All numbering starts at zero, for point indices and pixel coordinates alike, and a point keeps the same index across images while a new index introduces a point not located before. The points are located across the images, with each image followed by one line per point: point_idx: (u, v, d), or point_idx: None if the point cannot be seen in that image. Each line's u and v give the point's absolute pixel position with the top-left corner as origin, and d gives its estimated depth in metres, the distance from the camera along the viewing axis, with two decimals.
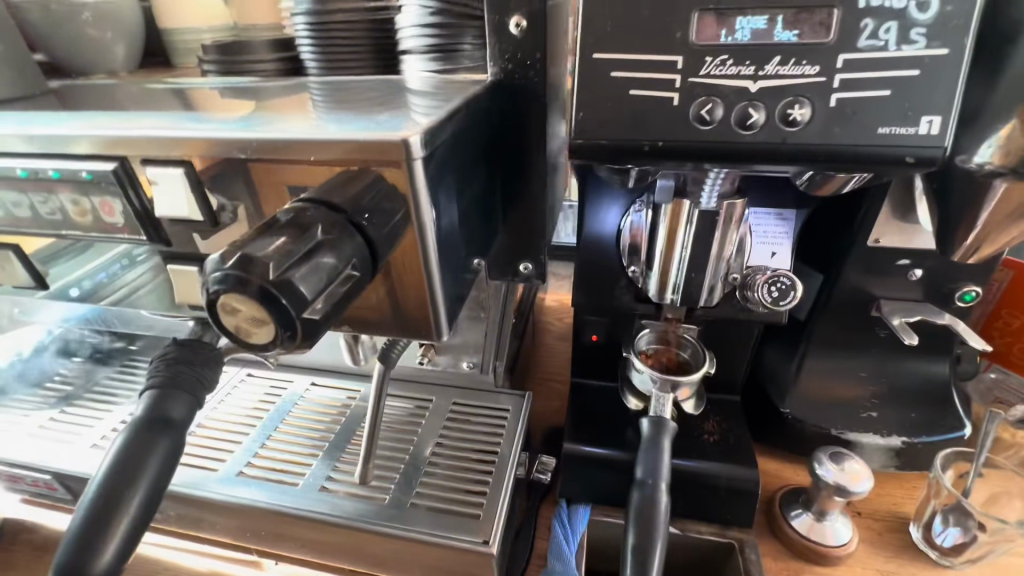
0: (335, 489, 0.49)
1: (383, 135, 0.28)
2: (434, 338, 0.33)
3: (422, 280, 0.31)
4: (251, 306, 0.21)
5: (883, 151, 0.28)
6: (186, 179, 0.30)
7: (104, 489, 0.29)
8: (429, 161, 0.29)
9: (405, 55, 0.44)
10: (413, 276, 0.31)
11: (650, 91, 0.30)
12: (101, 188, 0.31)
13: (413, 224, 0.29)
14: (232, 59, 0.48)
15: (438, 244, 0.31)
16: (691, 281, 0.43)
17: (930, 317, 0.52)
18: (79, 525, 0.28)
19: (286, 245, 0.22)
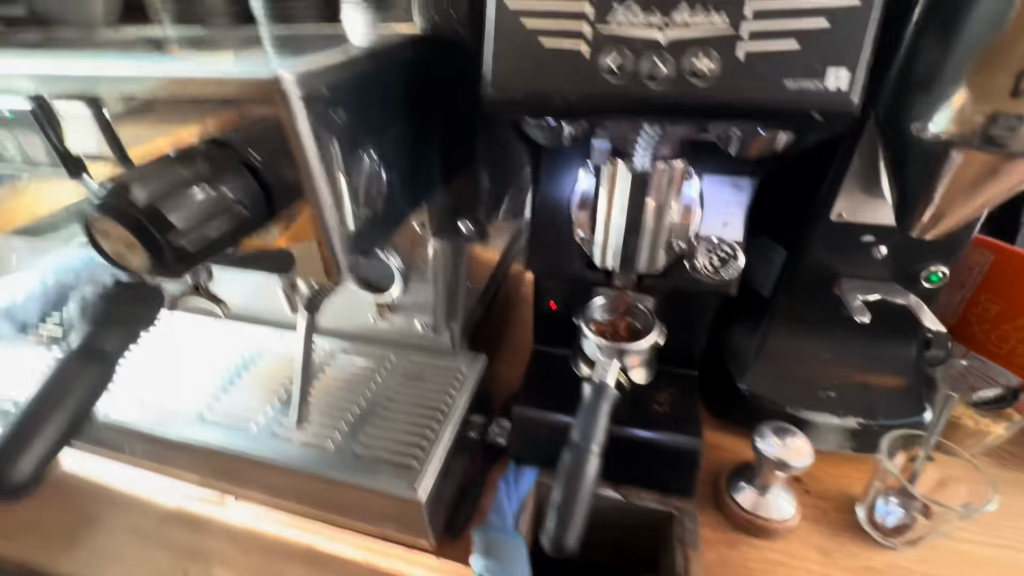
0: (286, 434, 0.51)
1: (263, 72, 0.30)
2: (339, 279, 0.37)
3: (320, 223, 0.34)
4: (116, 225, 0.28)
5: (789, 105, 0.28)
6: (94, 119, 0.35)
7: (34, 408, 0.33)
8: (312, 101, 0.31)
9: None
10: (309, 217, 0.34)
11: (561, 41, 0.29)
12: (26, 123, 0.37)
13: (300, 163, 0.32)
14: (192, 9, 0.49)
15: (335, 189, 0.34)
16: (630, 247, 0.42)
17: (890, 296, 0.50)
18: (7, 437, 0.32)
19: (177, 186, 0.33)
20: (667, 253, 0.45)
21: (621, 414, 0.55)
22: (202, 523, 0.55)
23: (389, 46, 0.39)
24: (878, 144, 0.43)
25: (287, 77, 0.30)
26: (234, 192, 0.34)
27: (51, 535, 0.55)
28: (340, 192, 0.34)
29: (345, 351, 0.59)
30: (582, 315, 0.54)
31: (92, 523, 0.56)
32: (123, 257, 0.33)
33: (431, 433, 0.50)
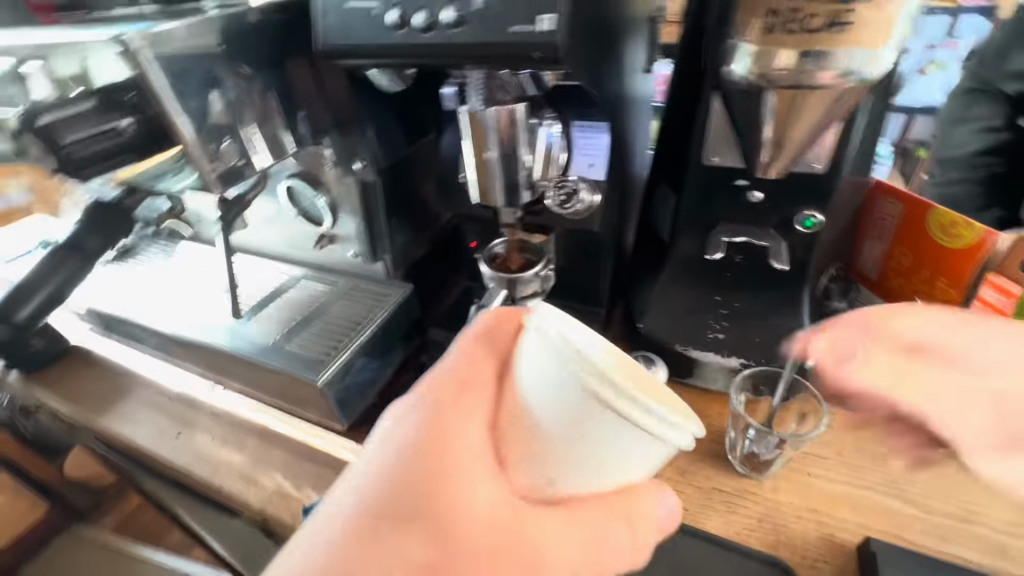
0: (246, 333, 0.65)
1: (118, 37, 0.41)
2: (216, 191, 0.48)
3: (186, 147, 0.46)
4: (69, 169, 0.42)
5: (517, 47, 0.33)
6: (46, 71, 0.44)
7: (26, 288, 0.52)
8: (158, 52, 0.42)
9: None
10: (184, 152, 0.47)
11: (362, 3, 0.37)
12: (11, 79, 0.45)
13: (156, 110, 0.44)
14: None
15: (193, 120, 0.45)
16: (485, 185, 0.49)
17: (753, 239, 0.53)
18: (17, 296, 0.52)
19: (83, 115, 0.43)
20: (529, 190, 0.50)
21: None
22: (197, 403, 0.71)
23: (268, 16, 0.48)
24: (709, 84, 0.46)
25: (133, 39, 0.41)
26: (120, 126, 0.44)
27: (99, 401, 0.75)
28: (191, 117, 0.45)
29: (305, 277, 0.72)
30: (485, 251, 0.61)
31: (125, 396, 0.75)
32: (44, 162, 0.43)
33: (344, 341, 0.61)
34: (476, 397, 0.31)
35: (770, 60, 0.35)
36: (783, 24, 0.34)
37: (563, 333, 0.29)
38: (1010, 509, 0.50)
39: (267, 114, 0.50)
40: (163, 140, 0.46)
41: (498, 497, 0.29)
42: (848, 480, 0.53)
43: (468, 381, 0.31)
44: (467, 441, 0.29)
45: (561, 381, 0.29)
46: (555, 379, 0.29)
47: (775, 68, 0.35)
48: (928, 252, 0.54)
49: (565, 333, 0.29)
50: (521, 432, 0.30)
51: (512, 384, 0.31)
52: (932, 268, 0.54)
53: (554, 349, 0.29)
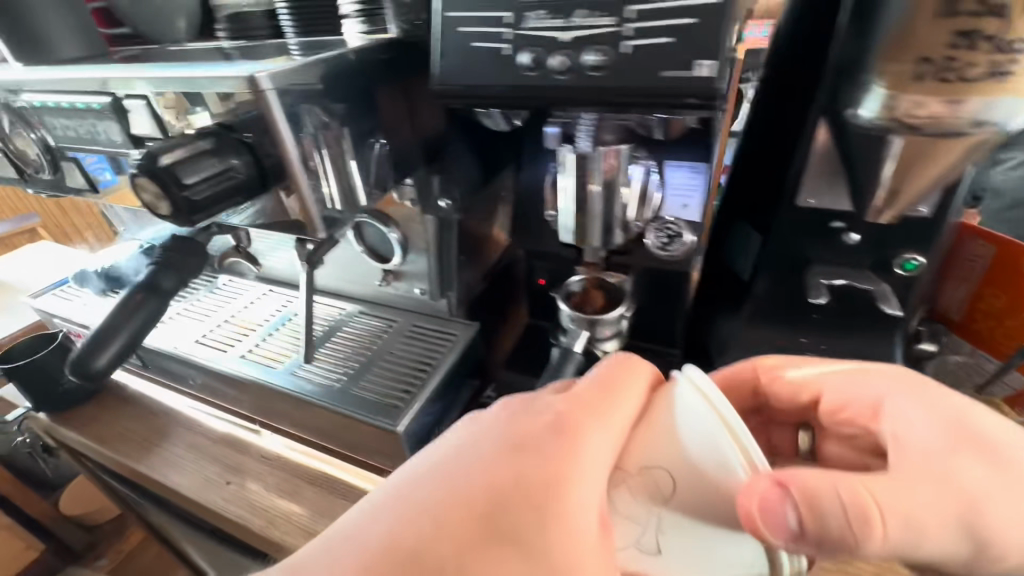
0: (305, 375, 0.62)
1: (237, 73, 0.36)
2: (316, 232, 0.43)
3: (293, 184, 0.40)
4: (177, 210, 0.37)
5: (670, 93, 0.31)
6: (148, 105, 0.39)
7: (100, 337, 0.43)
8: (283, 92, 0.37)
9: (344, 19, 0.47)
10: (292, 191, 0.41)
11: (489, 43, 0.35)
12: (106, 115, 0.41)
13: (275, 142, 0.38)
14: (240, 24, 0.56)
15: (304, 163, 0.40)
16: (583, 225, 0.47)
17: (856, 283, 0.52)
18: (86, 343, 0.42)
19: (193, 152, 0.38)
20: (623, 232, 0.49)
21: None
22: (244, 446, 0.68)
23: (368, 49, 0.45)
24: (823, 124, 0.45)
25: (261, 75, 0.36)
26: (233, 164, 0.39)
27: (137, 444, 0.71)
28: (306, 156, 0.40)
29: (361, 314, 0.69)
30: (561, 290, 0.60)
31: (164, 438, 0.71)
32: (157, 206, 0.38)
33: (414, 384, 0.58)
34: (616, 413, 0.37)
35: (917, 107, 0.34)
36: (936, 72, 0.33)
37: (718, 404, 0.33)
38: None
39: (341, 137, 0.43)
40: (270, 173, 0.40)
41: (608, 547, 0.33)
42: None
43: (603, 414, 0.37)
44: (593, 478, 0.34)
45: (711, 461, 0.33)
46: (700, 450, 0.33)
47: (918, 115, 0.35)
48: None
49: (712, 393, 0.34)
50: (644, 484, 0.35)
51: (646, 435, 0.36)
52: None
53: (711, 425, 0.33)
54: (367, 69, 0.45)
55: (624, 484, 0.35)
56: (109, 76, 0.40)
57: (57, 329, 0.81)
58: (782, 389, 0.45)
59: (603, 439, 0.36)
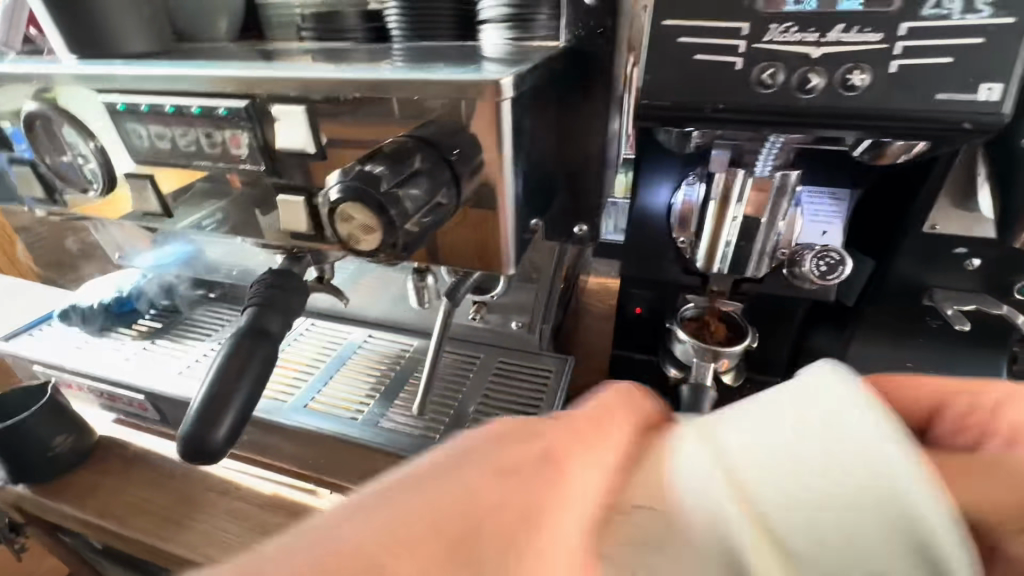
0: (390, 425, 0.54)
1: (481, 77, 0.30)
2: (505, 270, 0.35)
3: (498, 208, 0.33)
4: (368, 227, 0.26)
5: (939, 118, 0.29)
6: (306, 113, 0.33)
7: (213, 396, 0.35)
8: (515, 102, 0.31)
9: (483, 25, 0.43)
10: (490, 223, 0.34)
11: (715, 56, 0.32)
12: (235, 122, 0.34)
13: (496, 162, 0.31)
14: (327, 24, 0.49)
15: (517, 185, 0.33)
16: (740, 250, 0.45)
17: (986, 308, 0.51)
18: (202, 405, 0.35)
19: (395, 168, 0.27)
20: (771, 259, 0.46)
21: None
22: (301, 509, 0.58)
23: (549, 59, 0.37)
24: (984, 157, 0.45)
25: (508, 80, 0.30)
26: (442, 190, 0.29)
27: (160, 515, 0.58)
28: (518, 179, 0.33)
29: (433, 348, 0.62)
30: (672, 319, 0.57)
31: (195, 506, 0.59)
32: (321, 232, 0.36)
33: None
34: (608, 433, 0.21)
35: None
36: None
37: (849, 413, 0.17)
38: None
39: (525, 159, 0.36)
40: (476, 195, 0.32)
41: None
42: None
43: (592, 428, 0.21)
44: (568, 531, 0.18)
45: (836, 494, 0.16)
46: (788, 502, 0.16)
47: None
48: None
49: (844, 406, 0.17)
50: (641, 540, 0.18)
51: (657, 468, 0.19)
52: None
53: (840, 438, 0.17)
54: (556, 76, 0.39)
55: (606, 536, 0.18)
56: (254, 78, 0.34)
57: (38, 378, 0.67)
58: (915, 406, 0.25)
59: (586, 474, 0.19)
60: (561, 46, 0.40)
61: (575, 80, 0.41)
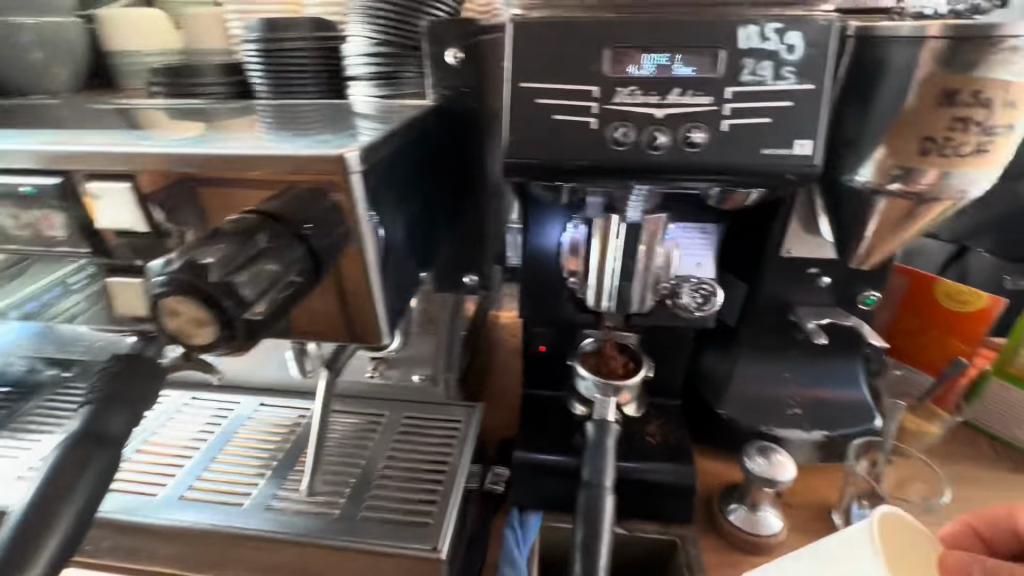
0: (283, 506, 0.49)
1: (328, 151, 0.30)
2: (378, 342, 0.34)
3: (362, 274, 0.32)
4: (194, 311, 0.23)
5: (768, 169, 0.32)
6: (132, 193, 0.34)
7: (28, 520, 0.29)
8: (367, 175, 0.31)
9: (351, 82, 0.42)
10: (353, 294, 0.32)
11: (572, 117, 0.33)
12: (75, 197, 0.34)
13: (352, 240, 0.30)
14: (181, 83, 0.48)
15: (380, 250, 0.32)
16: (623, 291, 0.46)
17: (839, 320, 0.58)
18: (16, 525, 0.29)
19: (234, 251, 0.24)
20: (653, 294, 0.48)
21: (620, 451, 0.58)
22: None
23: (415, 117, 0.38)
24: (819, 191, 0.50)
25: (351, 154, 0.30)
26: (294, 267, 0.26)
27: None
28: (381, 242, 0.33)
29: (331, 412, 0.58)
30: (574, 354, 0.58)
31: None
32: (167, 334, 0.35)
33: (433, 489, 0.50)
34: None
35: (918, 175, 0.41)
36: (939, 149, 0.40)
37: None
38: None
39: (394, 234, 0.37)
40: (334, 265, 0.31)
41: None
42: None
43: None
44: None
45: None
46: None
47: (897, 182, 0.42)
48: (936, 316, 0.64)
49: None
50: None
51: None
52: (940, 328, 0.64)
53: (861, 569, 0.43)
54: (427, 137, 0.40)
55: None
56: (91, 160, 0.33)
57: None
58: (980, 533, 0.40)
59: None
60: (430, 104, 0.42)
61: (443, 137, 0.43)
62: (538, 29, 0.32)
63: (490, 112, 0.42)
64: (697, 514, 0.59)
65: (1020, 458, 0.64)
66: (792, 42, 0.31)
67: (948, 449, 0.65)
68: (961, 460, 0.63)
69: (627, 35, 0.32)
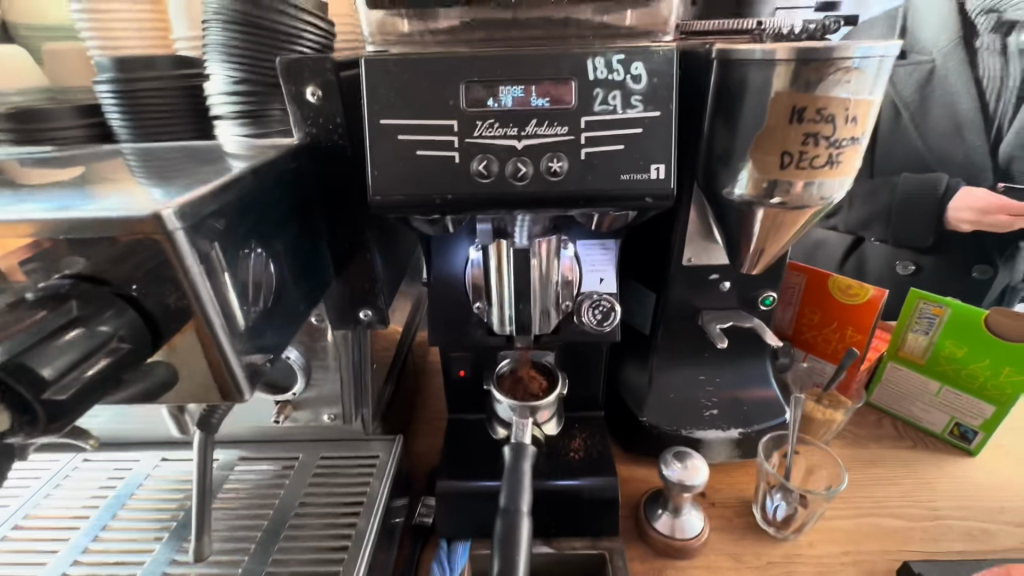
0: (181, 571, 0.45)
1: (144, 210, 0.27)
2: (237, 399, 0.33)
3: (206, 336, 0.30)
4: None
5: (628, 194, 0.34)
6: None
7: None
8: (195, 231, 0.29)
9: (217, 120, 0.43)
10: (200, 354, 0.30)
11: (436, 152, 0.33)
12: None
13: (191, 304, 0.29)
14: (33, 126, 0.48)
15: (220, 304, 0.30)
16: (522, 314, 0.46)
17: (740, 322, 0.60)
18: None
19: (38, 321, 0.23)
20: (557, 313, 0.49)
21: (545, 469, 0.58)
22: None
23: (270, 158, 0.37)
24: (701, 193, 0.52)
25: (168, 212, 0.27)
26: (120, 329, 0.26)
27: None
28: (224, 294, 0.31)
29: (243, 461, 0.55)
30: (490, 377, 0.58)
31: None
32: None
33: (344, 533, 0.48)
34: None
35: (786, 187, 0.44)
36: (795, 161, 0.43)
37: None
38: (957, 487, 0.62)
39: (255, 281, 0.35)
40: (174, 330, 0.29)
41: None
42: (858, 514, 0.59)
43: None
44: None
45: None
46: None
47: (768, 194, 0.44)
48: (833, 310, 0.68)
49: None
50: None
51: None
52: (839, 321, 0.68)
53: None
54: (283, 176, 0.38)
55: None
56: None
57: None
58: None
59: None
60: (296, 142, 0.41)
61: (310, 173, 0.41)
62: (392, 66, 0.33)
63: (358, 148, 0.41)
64: (624, 524, 0.60)
65: (916, 435, 0.68)
66: (636, 72, 0.33)
67: (853, 433, 0.69)
68: (863, 442, 0.67)
69: (482, 70, 0.32)
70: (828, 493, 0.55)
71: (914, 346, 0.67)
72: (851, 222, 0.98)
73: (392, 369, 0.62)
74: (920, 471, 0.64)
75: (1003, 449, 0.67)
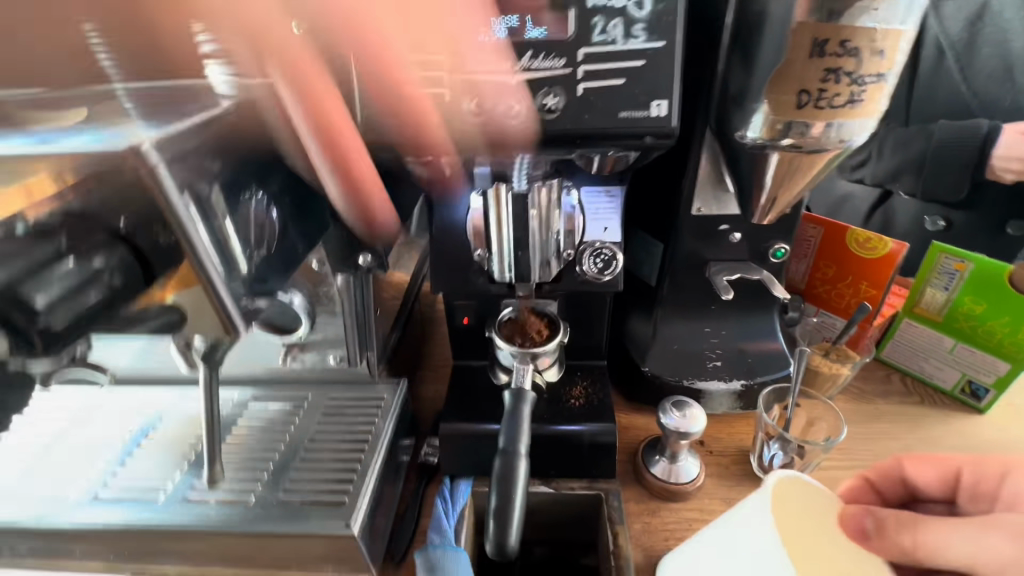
0: (200, 497, 0.49)
1: (115, 144, 0.26)
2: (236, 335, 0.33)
3: (197, 277, 0.30)
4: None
5: (625, 131, 0.34)
6: None
7: None
8: (175, 164, 0.28)
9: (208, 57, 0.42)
10: (194, 292, 0.31)
11: (431, 88, 0.33)
12: None
13: (179, 240, 0.29)
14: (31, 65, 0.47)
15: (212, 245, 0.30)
16: (520, 261, 0.46)
17: (748, 274, 0.58)
18: None
19: (31, 252, 0.26)
20: (558, 261, 0.48)
21: (546, 414, 0.60)
22: None
23: None
24: (711, 137, 0.50)
25: (147, 144, 0.27)
26: (110, 268, 0.28)
27: None
28: (217, 235, 0.31)
29: (256, 399, 0.57)
30: (492, 325, 0.59)
31: None
32: None
33: (349, 467, 0.50)
34: None
35: (803, 129, 0.41)
36: (813, 100, 0.40)
37: None
38: (961, 443, 0.61)
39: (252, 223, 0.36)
40: (166, 270, 0.29)
41: None
42: (855, 465, 0.59)
43: None
44: None
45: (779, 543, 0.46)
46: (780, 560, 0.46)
47: (782, 136, 0.42)
48: (849, 263, 0.66)
49: None
50: None
51: None
52: (854, 275, 0.66)
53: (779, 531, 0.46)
54: None
55: None
56: None
57: None
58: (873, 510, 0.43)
59: None
60: None
61: None
62: None
63: None
64: (622, 468, 0.61)
65: (923, 391, 0.68)
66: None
67: (860, 389, 0.68)
68: (868, 398, 0.67)
69: None
70: (826, 444, 0.55)
71: (931, 303, 0.65)
72: (880, 173, 0.93)
73: (397, 315, 0.63)
74: (924, 427, 0.63)
75: (1014, 407, 0.65)
